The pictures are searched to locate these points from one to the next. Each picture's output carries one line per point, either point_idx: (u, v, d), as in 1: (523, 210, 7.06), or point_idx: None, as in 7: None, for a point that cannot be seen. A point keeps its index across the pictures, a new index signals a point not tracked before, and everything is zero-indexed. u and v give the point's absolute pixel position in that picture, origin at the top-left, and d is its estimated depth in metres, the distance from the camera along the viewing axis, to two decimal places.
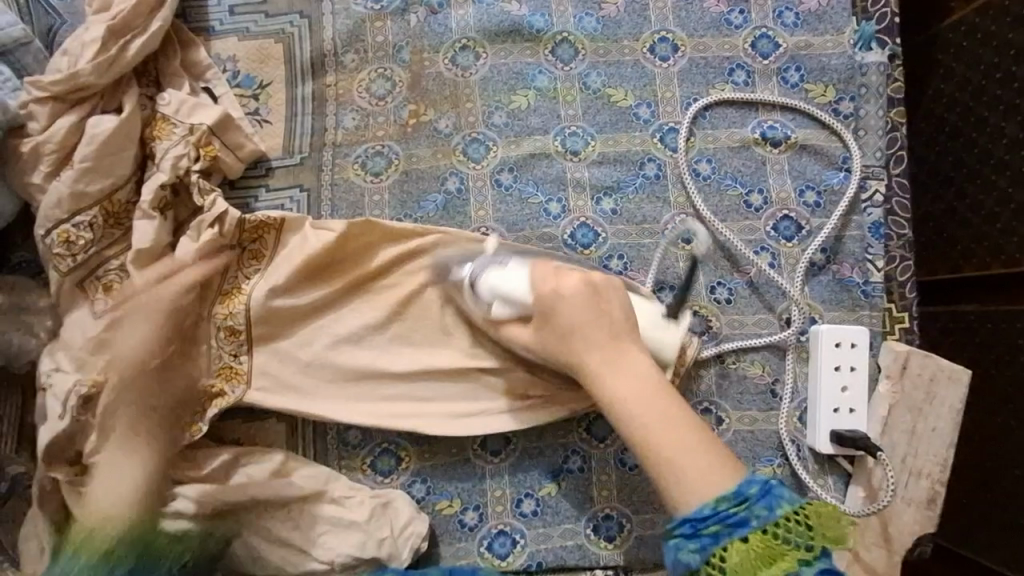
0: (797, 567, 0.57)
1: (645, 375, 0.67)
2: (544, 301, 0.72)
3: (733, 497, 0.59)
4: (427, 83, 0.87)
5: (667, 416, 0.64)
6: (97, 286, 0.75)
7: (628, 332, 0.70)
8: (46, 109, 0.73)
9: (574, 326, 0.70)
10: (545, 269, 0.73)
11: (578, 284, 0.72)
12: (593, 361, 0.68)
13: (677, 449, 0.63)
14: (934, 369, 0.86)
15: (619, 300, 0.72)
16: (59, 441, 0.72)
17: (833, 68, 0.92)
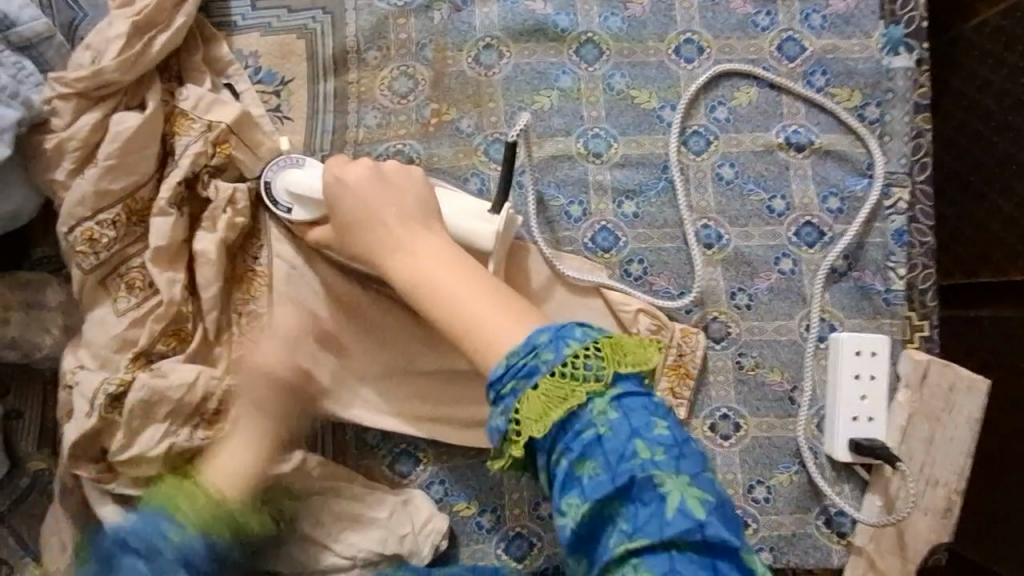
0: (588, 402, 0.54)
1: (439, 246, 0.67)
2: (333, 190, 0.72)
3: (523, 350, 0.56)
4: (450, 81, 0.86)
5: (458, 278, 0.63)
6: (119, 283, 0.74)
7: (421, 211, 0.70)
8: (71, 105, 0.72)
9: (362, 213, 0.71)
10: (333, 160, 0.74)
11: (363, 169, 0.72)
12: (388, 244, 0.68)
13: (473, 309, 0.60)
14: (954, 378, 0.86)
15: (410, 180, 0.73)
16: (84, 439, 0.72)
17: (860, 73, 0.91)
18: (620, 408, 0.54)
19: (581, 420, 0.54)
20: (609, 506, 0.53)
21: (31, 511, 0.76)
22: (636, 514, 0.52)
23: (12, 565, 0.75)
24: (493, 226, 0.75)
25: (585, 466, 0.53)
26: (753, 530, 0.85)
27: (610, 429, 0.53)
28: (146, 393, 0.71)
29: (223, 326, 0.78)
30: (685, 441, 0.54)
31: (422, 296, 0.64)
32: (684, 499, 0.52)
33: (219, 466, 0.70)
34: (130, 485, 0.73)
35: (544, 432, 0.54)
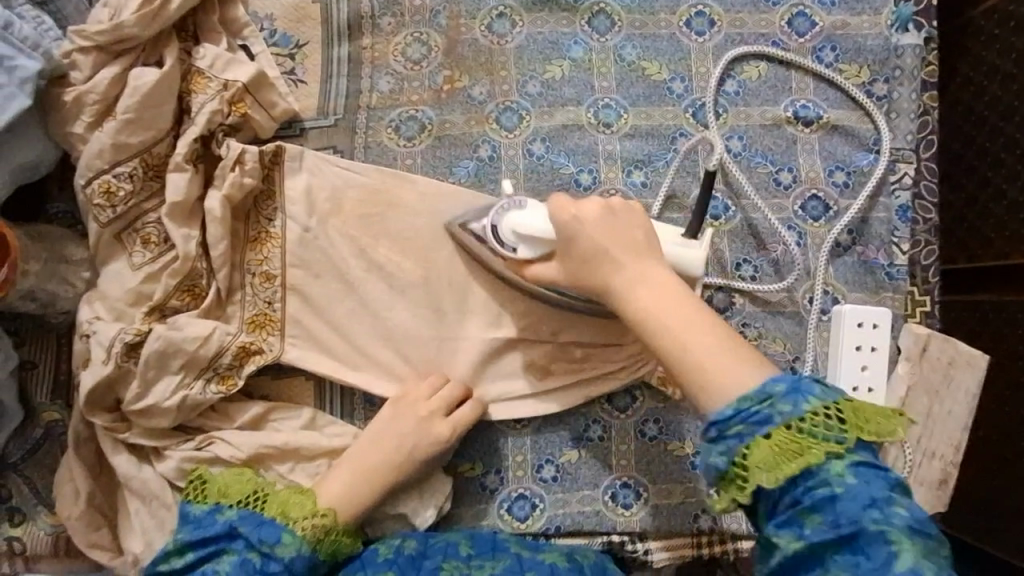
0: (825, 460, 0.52)
1: (674, 287, 0.61)
2: (562, 226, 0.67)
3: (757, 396, 0.54)
4: (463, 49, 0.87)
5: (696, 322, 0.58)
6: (134, 238, 0.76)
7: (651, 249, 0.64)
8: (90, 59, 0.74)
9: (600, 249, 0.64)
10: (558, 198, 0.68)
11: (595, 206, 0.66)
12: (617, 278, 0.63)
13: (706, 355, 0.57)
14: (953, 353, 0.87)
15: (639, 216, 0.67)
16: (99, 388, 0.74)
17: (869, 49, 0.92)
18: (857, 470, 0.52)
19: (815, 476, 0.52)
20: (825, 555, 0.51)
21: (44, 461, 0.78)
22: (855, 562, 0.50)
23: (25, 513, 0.77)
24: (700, 254, 0.70)
25: (807, 513, 0.52)
26: None
27: (844, 488, 0.51)
28: (160, 344, 0.73)
29: (236, 285, 0.80)
30: (922, 519, 0.52)
31: (652, 337, 0.59)
32: (922, 569, 0.49)
33: (335, 481, 0.73)
34: (143, 435, 0.76)
35: (772, 479, 0.52)
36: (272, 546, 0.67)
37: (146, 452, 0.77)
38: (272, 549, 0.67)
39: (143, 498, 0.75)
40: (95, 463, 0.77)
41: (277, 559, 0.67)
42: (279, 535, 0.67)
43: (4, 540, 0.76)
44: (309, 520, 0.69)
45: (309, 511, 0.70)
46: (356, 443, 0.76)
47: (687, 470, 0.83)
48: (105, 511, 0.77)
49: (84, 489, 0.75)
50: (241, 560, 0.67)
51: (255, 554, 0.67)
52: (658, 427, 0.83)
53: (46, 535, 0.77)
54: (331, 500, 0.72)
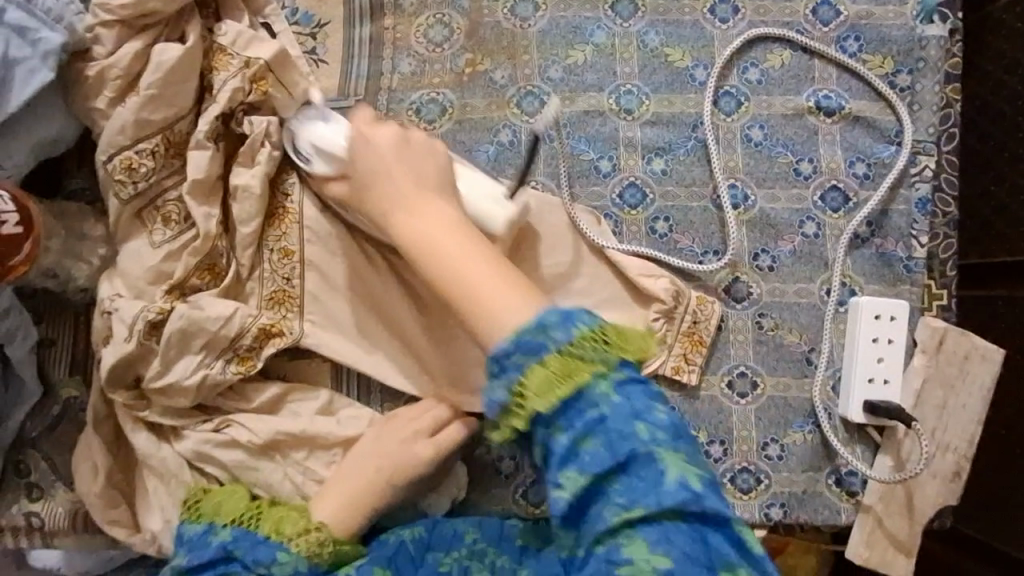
0: (593, 383, 0.55)
1: (451, 219, 0.67)
2: (355, 152, 0.73)
3: (533, 326, 0.56)
4: (485, 32, 0.87)
5: (466, 250, 0.64)
6: (155, 216, 0.76)
7: (439, 182, 0.70)
8: (113, 33, 0.73)
9: (383, 173, 0.71)
10: (362, 122, 0.74)
11: (389, 133, 0.72)
12: (398, 206, 0.69)
13: (487, 291, 0.61)
14: (969, 347, 0.88)
15: (436, 147, 0.73)
16: (120, 365, 0.73)
17: (893, 40, 0.91)
18: (622, 390, 0.55)
19: (584, 400, 0.55)
20: (606, 487, 0.54)
21: (62, 438, 0.78)
22: (631, 487, 0.53)
23: (43, 489, 0.77)
24: (510, 212, 0.75)
25: (582, 442, 0.54)
26: (766, 487, 0.86)
27: (612, 408, 0.54)
28: (182, 323, 0.73)
29: (257, 266, 0.80)
30: (680, 424, 0.56)
31: (428, 266, 0.65)
32: (686, 477, 0.53)
33: (330, 495, 0.72)
34: (162, 414, 0.76)
35: (546, 407, 0.54)
36: (268, 566, 0.65)
37: (164, 432, 0.77)
38: (270, 570, 0.65)
39: (161, 477, 0.75)
40: (114, 441, 0.78)
41: None
42: (274, 555, 0.66)
43: (23, 514, 0.77)
44: (299, 537, 0.67)
45: (298, 529, 0.68)
46: (342, 466, 0.74)
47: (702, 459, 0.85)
48: (123, 489, 0.77)
49: (103, 467, 0.75)
50: None
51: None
52: None
53: (64, 512, 0.77)
54: (335, 518, 0.71)
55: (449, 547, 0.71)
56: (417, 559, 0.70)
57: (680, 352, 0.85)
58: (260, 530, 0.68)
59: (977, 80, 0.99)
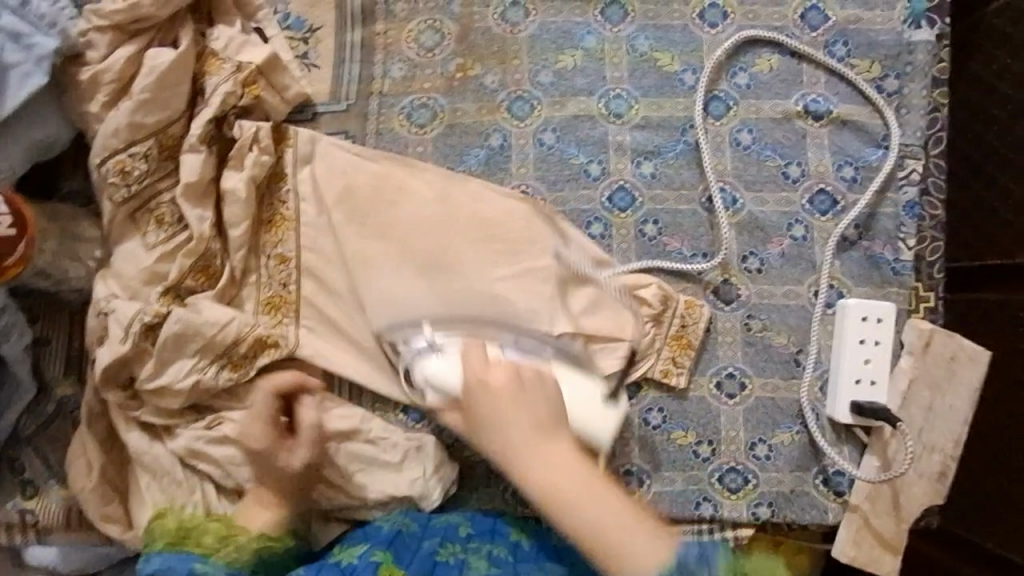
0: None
1: (575, 466, 0.65)
2: (470, 392, 0.68)
3: (676, 564, 0.61)
4: (476, 37, 0.88)
5: (604, 501, 0.64)
6: (149, 218, 0.77)
7: (554, 418, 0.67)
8: (106, 38, 0.74)
9: (499, 416, 0.67)
10: (473, 350, 0.71)
11: (501, 372, 0.69)
12: (528, 463, 0.65)
13: (613, 526, 0.63)
14: (956, 349, 0.88)
15: (546, 380, 0.69)
16: (115, 364, 0.75)
17: (881, 45, 0.92)
18: None
19: None
20: None
21: (57, 436, 0.80)
22: None
23: (37, 486, 0.79)
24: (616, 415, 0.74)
25: None
26: (754, 487, 0.87)
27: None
28: (178, 326, 0.74)
29: (251, 268, 0.81)
30: None
31: (558, 512, 0.64)
32: None
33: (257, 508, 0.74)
34: (155, 412, 0.77)
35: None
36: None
37: (157, 430, 0.78)
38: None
39: (154, 474, 0.77)
40: (108, 439, 0.79)
41: None
42: (193, 562, 0.68)
43: (19, 511, 0.78)
44: (222, 542, 0.70)
45: (219, 535, 0.71)
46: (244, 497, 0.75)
47: (690, 459, 0.86)
48: (117, 486, 0.78)
49: (96, 464, 0.76)
50: None
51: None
52: (661, 416, 0.87)
53: (58, 508, 0.78)
54: (256, 520, 0.73)
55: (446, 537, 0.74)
56: (416, 546, 0.73)
57: (668, 355, 0.86)
58: (194, 550, 0.70)
59: (968, 83, 0.99)
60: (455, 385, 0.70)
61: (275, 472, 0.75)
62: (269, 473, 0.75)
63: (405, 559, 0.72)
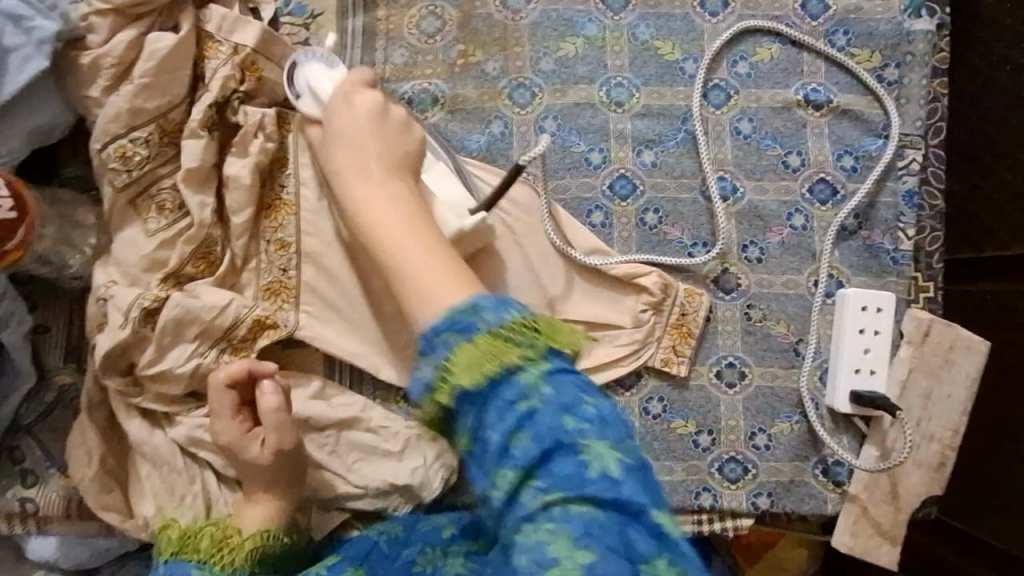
0: (518, 367, 0.54)
1: (404, 198, 0.68)
2: (335, 108, 0.75)
3: (467, 308, 0.56)
4: (477, 23, 0.88)
5: (410, 227, 0.65)
6: (150, 205, 0.77)
7: (403, 162, 0.72)
8: (107, 22, 0.74)
9: (348, 134, 0.73)
10: (354, 79, 0.76)
11: (371, 103, 0.74)
12: (360, 173, 0.71)
13: (416, 260, 0.61)
14: (954, 338, 0.89)
15: (413, 133, 0.74)
16: (115, 351, 0.74)
17: (881, 34, 0.92)
18: (552, 378, 0.54)
19: (506, 382, 0.54)
20: (528, 472, 0.52)
21: (57, 425, 0.79)
22: (554, 473, 0.52)
23: (37, 475, 0.78)
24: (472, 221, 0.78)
25: (513, 435, 0.53)
26: (753, 476, 0.87)
27: (538, 394, 0.53)
28: (178, 312, 0.74)
29: (252, 255, 0.81)
30: (613, 416, 0.55)
31: (365, 223, 0.66)
32: (609, 470, 0.52)
33: (252, 510, 0.73)
34: (155, 400, 0.77)
35: (468, 383, 0.54)
36: None
37: (158, 417, 0.78)
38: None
39: (155, 462, 0.76)
40: (107, 427, 0.78)
41: None
42: (187, 569, 0.68)
43: (18, 500, 0.77)
44: (213, 549, 0.69)
45: (215, 540, 0.70)
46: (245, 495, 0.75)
47: (690, 448, 0.87)
48: (116, 475, 0.78)
49: (96, 452, 0.76)
50: None
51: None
52: (662, 405, 0.87)
53: (58, 498, 0.78)
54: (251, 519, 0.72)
55: (426, 540, 0.71)
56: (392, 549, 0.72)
57: (668, 343, 0.86)
58: (193, 557, 0.69)
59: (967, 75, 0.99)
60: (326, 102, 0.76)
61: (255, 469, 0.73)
62: (244, 467, 0.74)
63: (380, 569, 0.70)
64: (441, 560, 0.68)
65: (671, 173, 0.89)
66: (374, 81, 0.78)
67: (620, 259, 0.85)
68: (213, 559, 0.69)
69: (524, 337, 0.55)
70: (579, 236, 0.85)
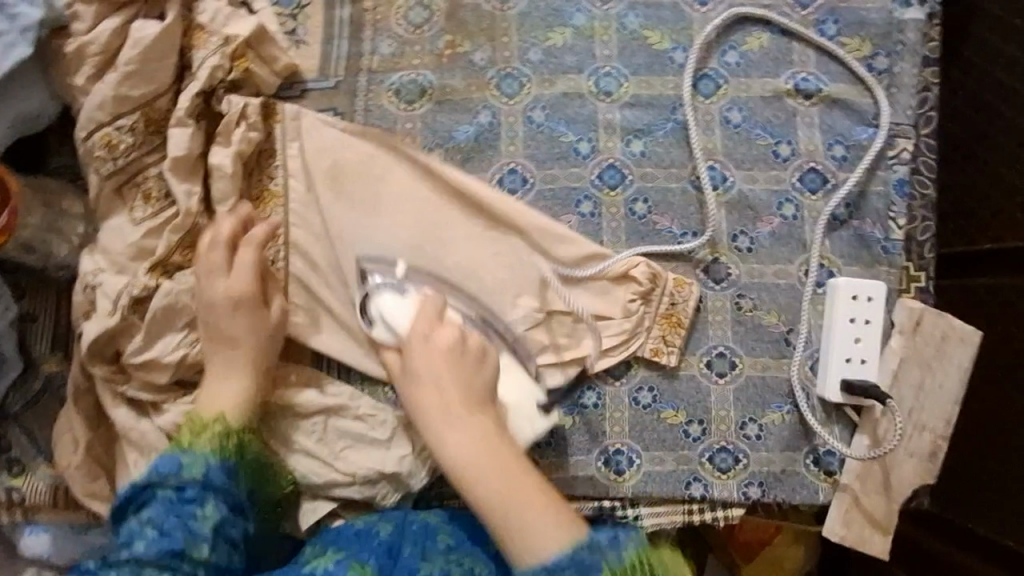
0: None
1: (493, 438, 0.70)
2: (412, 338, 0.74)
3: (589, 544, 0.66)
4: (464, 14, 0.88)
5: (509, 480, 0.68)
6: (136, 192, 0.77)
7: (484, 395, 0.73)
8: (92, 11, 0.75)
9: (431, 377, 0.72)
10: (430, 302, 0.76)
11: (448, 336, 0.74)
12: (445, 422, 0.71)
13: (524, 514, 0.66)
14: (947, 328, 0.88)
15: (487, 361, 0.75)
16: (101, 339, 0.75)
17: (871, 23, 0.92)
18: None
19: None
20: None
21: (44, 413, 0.79)
22: None
23: (25, 464, 0.78)
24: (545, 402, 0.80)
25: None
26: (744, 467, 0.86)
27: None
28: (168, 299, 0.75)
29: None
30: None
31: (465, 485, 0.69)
32: None
33: (226, 387, 0.73)
34: (141, 388, 0.77)
35: None
36: (179, 475, 0.67)
37: (144, 406, 0.78)
38: (180, 479, 0.67)
39: (141, 450, 0.76)
40: (94, 416, 0.79)
41: (211, 480, 0.68)
42: (178, 458, 0.68)
43: (4, 489, 0.77)
44: (201, 436, 0.70)
45: (197, 430, 0.70)
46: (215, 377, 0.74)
47: (680, 438, 0.86)
48: (103, 462, 0.78)
49: (83, 440, 0.77)
50: (176, 509, 0.66)
51: (208, 515, 0.66)
52: (652, 396, 0.86)
53: (45, 486, 0.78)
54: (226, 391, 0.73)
55: (425, 550, 0.72)
56: (395, 555, 0.72)
57: (658, 333, 0.86)
58: (183, 450, 0.69)
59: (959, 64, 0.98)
60: (402, 333, 0.75)
61: (232, 356, 0.74)
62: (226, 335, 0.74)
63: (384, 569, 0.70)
64: (446, 564, 0.71)
65: (660, 164, 0.88)
66: (376, 147, 0.82)
67: (614, 258, 0.84)
68: (206, 446, 0.69)
69: (639, 571, 0.66)
70: (566, 246, 0.84)
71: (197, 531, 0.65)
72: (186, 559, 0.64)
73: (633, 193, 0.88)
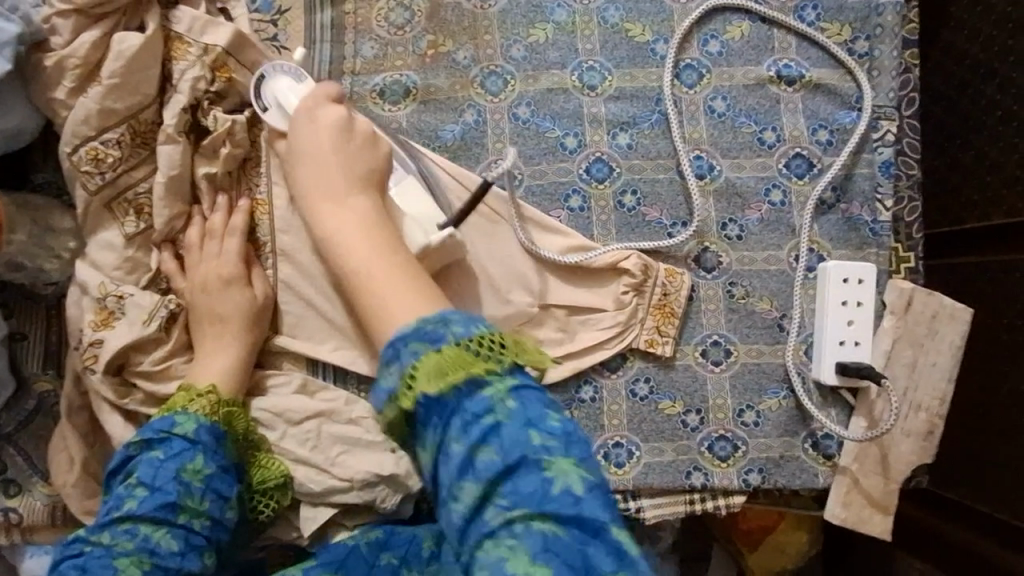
0: (483, 380, 0.53)
1: (369, 217, 0.71)
2: (300, 123, 0.76)
3: (435, 318, 0.57)
4: (446, 13, 0.88)
5: (378, 250, 0.68)
6: (125, 207, 0.77)
7: (369, 178, 0.74)
8: (70, 23, 0.74)
9: (313, 149, 0.74)
10: (322, 93, 0.77)
11: (336, 116, 0.75)
12: (326, 199, 0.72)
13: (388, 289, 0.63)
14: (937, 307, 0.89)
15: (379, 152, 0.76)
16: (121, 349, 0.74)
17: (850, 7, 0.92)
18: (516, 392, 0.53)
19: (471, 388, 0.53)
20: (493, 489, 0.50)
21: (38, 433, 0.79)
22: (518, 483, 0.50)
23: (20, 485, 0.78)
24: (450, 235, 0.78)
25: (473, 445, 0.51)
26: (743, 453, 0.87)
27: (501, 408, 0.52)
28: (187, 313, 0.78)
29: None
30: (575, 432, 0.54)
31: (335, 251, 0.69)
32: (572, 484, 0.50)
33: (217, 359, 0.75)
34: (145, 403, 0.76)
35: (430, 392, 0.53)
36: (170, 430, 0.70)
37: (140, 419, 0.77)
38: (170, 434, 0.69)
39: None
40: (89, 432, 0.78)
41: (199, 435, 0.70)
42: (172, 417, 0.70)
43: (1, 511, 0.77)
44: (194, 400, 0.72)
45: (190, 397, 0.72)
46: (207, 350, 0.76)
47: (678, 428, 0.86)
48: (99, 478, 0.78)
49: (78, 457, 0.76)
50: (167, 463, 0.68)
51: (198, 467, 0.69)
52: (648, 386, 0.87)
53: (42, 506, 0.77)
54: (219, 360, 0.75)
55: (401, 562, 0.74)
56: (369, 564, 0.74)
57: (652, 325, 0.86)
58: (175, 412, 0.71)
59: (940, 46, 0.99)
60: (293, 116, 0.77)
61: (231, 328, 0.76)
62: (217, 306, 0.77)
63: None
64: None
65: (646, 155, 0.89)
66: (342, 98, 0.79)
67: (600, 250, 0.84)
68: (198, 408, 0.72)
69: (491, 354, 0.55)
70: (558, 239, 0.85)
71: (191, 486, 0.68)
72: (182, 513, 0.67)
73: (620, 183, 0.88)
